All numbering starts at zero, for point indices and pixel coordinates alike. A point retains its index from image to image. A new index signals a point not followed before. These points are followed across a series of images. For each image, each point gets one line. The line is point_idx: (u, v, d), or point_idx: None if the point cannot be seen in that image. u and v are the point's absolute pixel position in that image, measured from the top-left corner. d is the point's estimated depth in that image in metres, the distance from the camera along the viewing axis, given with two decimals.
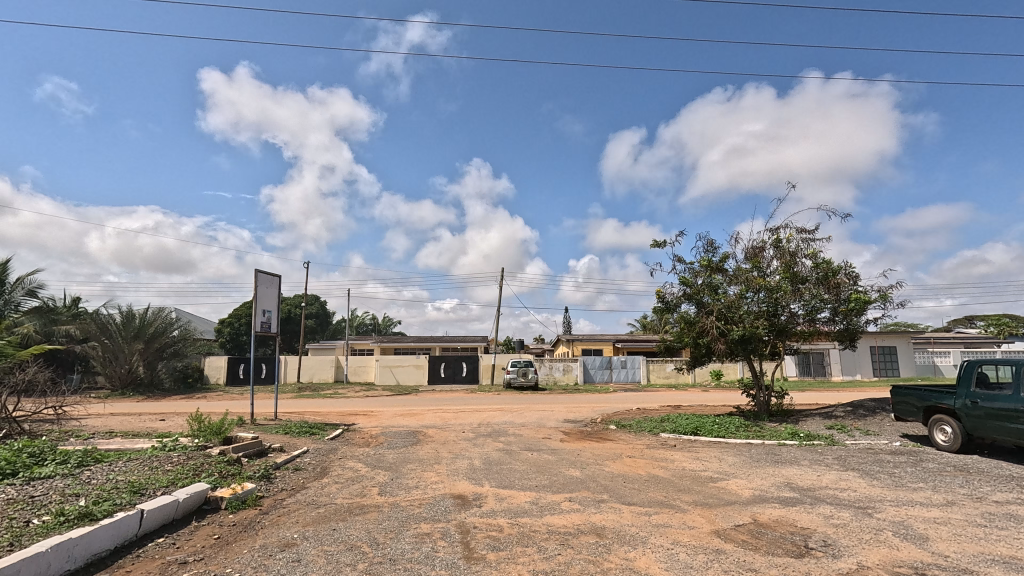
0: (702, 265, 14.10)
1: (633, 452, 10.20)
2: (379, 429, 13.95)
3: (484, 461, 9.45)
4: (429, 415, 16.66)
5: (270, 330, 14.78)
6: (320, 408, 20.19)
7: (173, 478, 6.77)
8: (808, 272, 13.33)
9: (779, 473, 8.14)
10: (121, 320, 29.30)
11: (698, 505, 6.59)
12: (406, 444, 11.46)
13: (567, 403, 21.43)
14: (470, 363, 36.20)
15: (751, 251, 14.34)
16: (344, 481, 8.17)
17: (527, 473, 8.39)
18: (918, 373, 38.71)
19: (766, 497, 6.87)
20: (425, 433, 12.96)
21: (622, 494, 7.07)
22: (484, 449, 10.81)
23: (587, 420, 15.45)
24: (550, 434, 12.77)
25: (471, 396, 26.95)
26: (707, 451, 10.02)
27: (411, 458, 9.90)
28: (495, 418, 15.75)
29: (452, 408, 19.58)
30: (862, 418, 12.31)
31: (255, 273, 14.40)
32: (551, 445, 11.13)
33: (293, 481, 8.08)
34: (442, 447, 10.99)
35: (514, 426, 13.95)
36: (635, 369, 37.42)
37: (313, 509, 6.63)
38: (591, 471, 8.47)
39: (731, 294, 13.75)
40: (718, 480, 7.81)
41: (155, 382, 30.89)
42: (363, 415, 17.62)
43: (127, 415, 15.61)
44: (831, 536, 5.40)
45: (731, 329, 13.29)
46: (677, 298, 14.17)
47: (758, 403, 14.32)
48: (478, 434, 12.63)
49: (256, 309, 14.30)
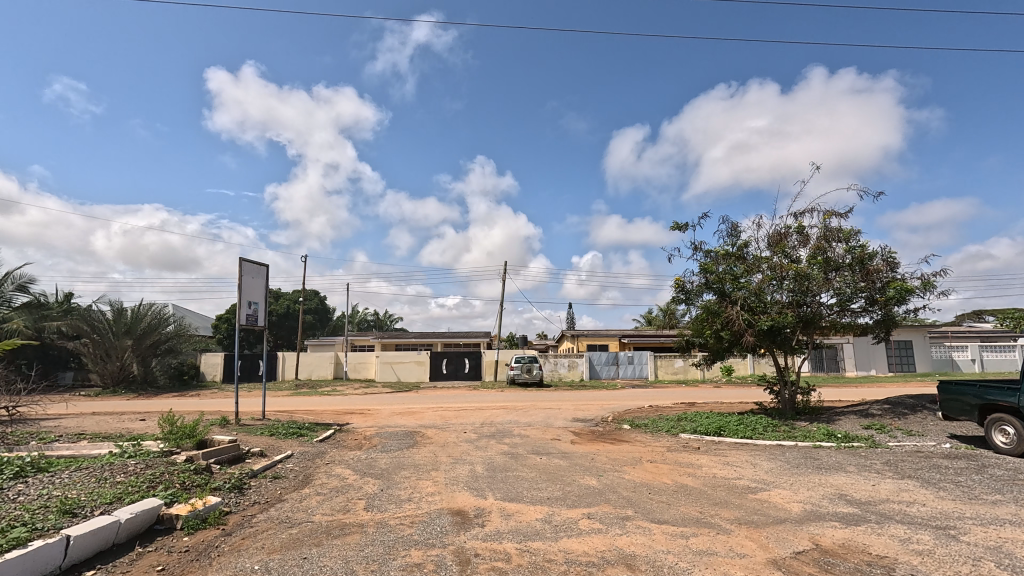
0: (723, 252, 13.12)
1: (653, 456, 9.12)
2: (374, 429, 12.91)
3: (488, 467, 8.42)
4: (428, 414, 15.68)
5: (256, 324, 13.75)
6: (314, 406, 19.23)
7: (121, 493, 5.76)
8: (842, 257, 12.27)
9: (827, 482, 7.08)
10: (112, 315, 28.37)
11: (743, 523, 5.52)
12: (401, 447, 10.40)
13: (574, 401, 20.36)
14: (472, 359, 35.21)
15: (775, 236, 13.28)
16: (328, 492, 7.13)
17: (537, 481, 7.37)
18: (934, 367, 37.52)
19: (821, 513, 5.82)
20: (423, 434, 11.95)
21: (648, 510, 6.02)
22: (487, 452, 9.77)
23: (597, 419, 14.39)
24: (558, 434, 11.69)
25: (474, 393, 25.98)
26: (736, 455, 8.93)
27: (406, 463, 8.88)
28: (499, 417, 14.74)
29: (453, 406, 18.58)
30: (902, 416, 11.25)
31: (239, 262, 13.35)
32: (561, 448, 10.08)
33: (269, 492, 7.07)
34: (441, 450, 9.97)
35: (519, 426, 12.93)
36: (642, 364, 36.33)
37: (285, 530, 5.59)
38: (610, 479, 7.41)
39: (756, 282, 12.72)
40: (758, 491, 6.74)
41: (150, 380, 29.93)
42: (359, 414, 16.61)
43: (106, 415, 14.63)
44: (919, 569, 4.33)
45: (758, 320, 12.23)
46: (697, 288, 13.14)
47: (783, 400, 13.28)
48: (481, 435, 11.60)
49: (241, 301, 13.25)
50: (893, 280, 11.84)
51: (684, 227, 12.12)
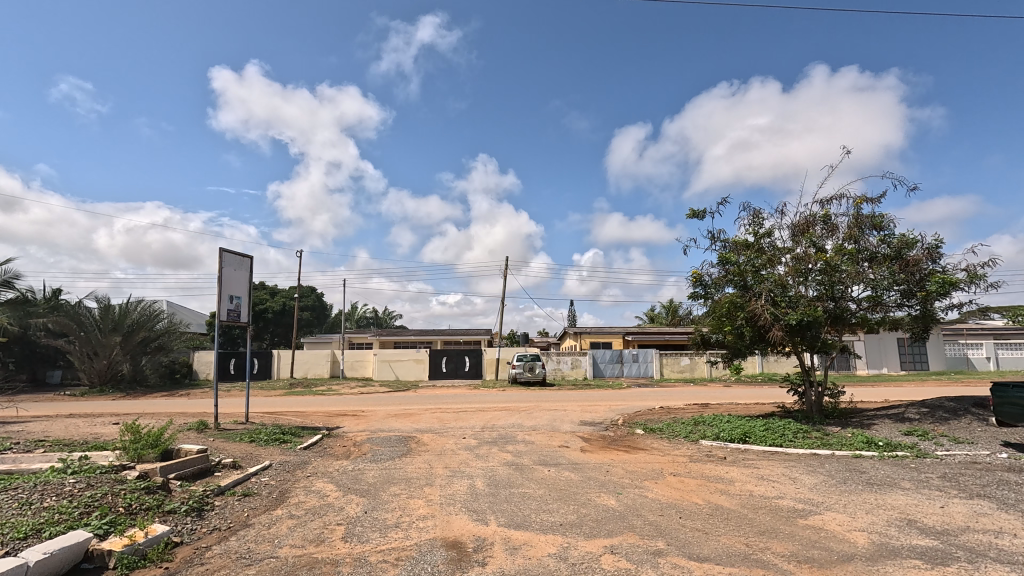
0: (742, 242, 12.21)
1: (676, 468, 8.07)
2: (366, 434, 11.89)
3: (489, 481, 7.39)
4: (426, 417, 14.69)
5: (239, 320, 12.73)
6: (305, 407, 18.25)
7: (40, 524, 4.74)
8: (876, 248, 11.24)
9: (887, 504, 6.04)
10: (99, 312, 27.38)
11: (803, 562, 4.50)
12: (393, 456, 9.34)
13: (580, 402, 19.34)
14: (472, 356, 34.24)
15: (800, 224, 12.24)
16: (302, 515, 6.09)
17: (547, 501, 6.35)
18: (949, 366, 36.48)
19: (894, 548, 4.80)
20: (419, 439, 10.96)
21: (683, 542, 4.98)
22: (488, 462, 8.73)
23: (606, 422, 13.38)
24: (566, 441, 10.65)
25: (474, 392, 25.00)
26: (770, 468, 7.88)
27: (397, 476, 7.86)
28: (501, 420, 13.70)
29: (453, 408, 17.61)
30: (943, 421, 10.17)
31: (219, 252, 12.34)
32: (571, 457, 9.03)
33: (234, 515, 6.06)
34: (438, 460, 8.93)
35: (523, 430, 11.91)
36: (647, 363, 35.30)
37: (241, 569, 4.55)
38: (631, 499, 6.37)
39: (780, 274, 11.70)
40: (808, 515, 5.70)
41: (139, 378, 29.08)
42: (352, 416, 15.65)
43: (81, 418, 13.67)
44: None
45: (786, 315, 11.17)
46: (716, 281, 12.16)
47: (809, 402, 12.30)
48: (481, 442, 10.57)
49: (221, 294, 12.22)
50: (934, 273, 10.79)
51: (703, 214, 11.10)
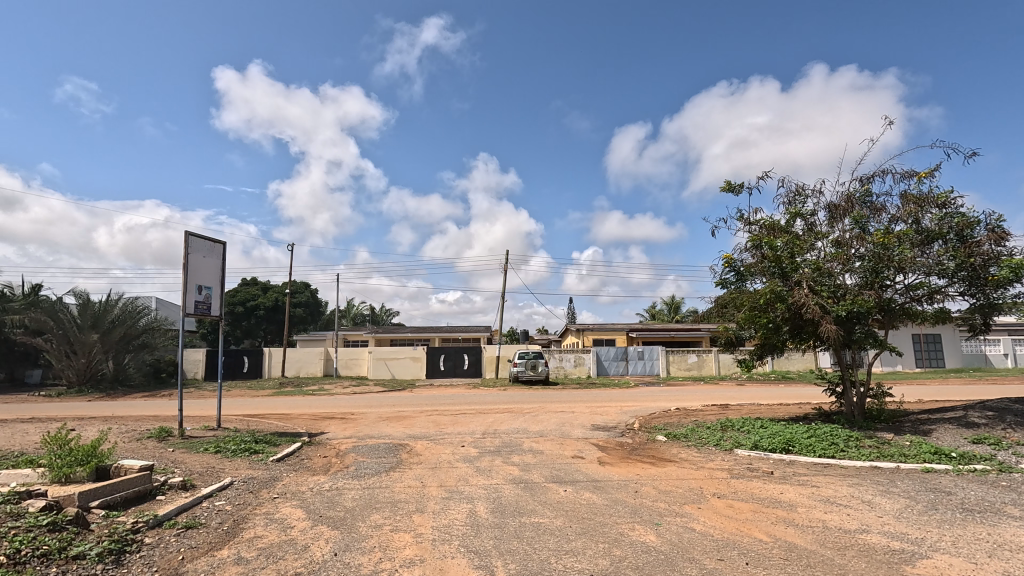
0: (777, 223, 10.96)
1: (718, 488, 6.70)
2: (353, 442, 10.51)
3: (494, 506, 5.99)
4: (421, 421, 13.31)
5: (209, 313, 11.30)
6: (290, 409, 16.88)
7: None
8: (934, 227, 9.75)
9: (1014, 543, 4.64)
10: (78, 308, 25.98)
11: None
12: (379, 470, 7.97)
13: (588, 403, 17.95)
14: (472, 354, 32.82)
15: (840, 204, 10.86)
16: (253, 558, 4.69)
17: (568, 538, 4.95)
18: (966, 363, 35.11)
19: None
20: (411, 448, 9.61)
21: None
22: (492, 479, 7.33)
23: (621, 427, 11.98)
24: (580, 450, 9.27)
25: (473, 392, 23.58)
26: (834, 488, 6.52)
27: (381, 498, 6.47)
28: (503, 424, 12.33)
29: (451, 410, 16.23)
30: (1017, 428, 8.78)
31: (186, 237, 10.93)
32: (588, 471, 7.65)
33: (163, 561, 4.66)
34: (432, 476, 7.53)
35: (528, 437, 10.54)
36: (653, 360, 33.98)
37: None
38: (676, 535, 5.00)
39: (819, 260, 10.38)
40: (916, 562, 4.32)
41: (121, 377, 27.72)
42: (339, 419, 14.28)
43: (33, 423, 12.25)
44: None
45: (832, 306, 9.84)
46: (749, 267, 10.85)
47: (850, 404, 10.93)
48: (483, 451, 9.19)
49: (187, 284, 10.78)
50: (1002, 256, 9.32)
51: (738, 189, 10.03)
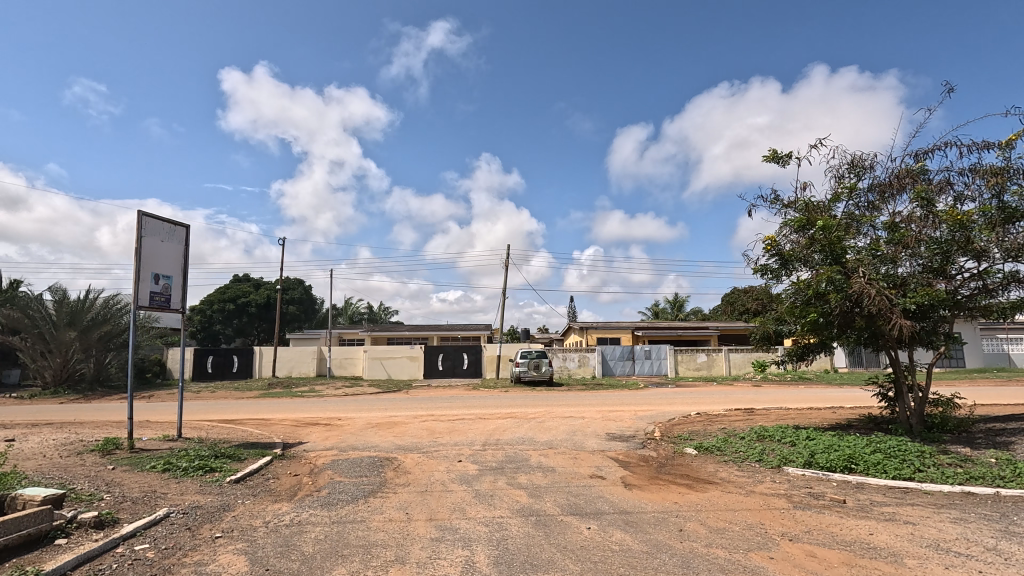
0: (823, 202, 9.47)
1: (786, 525, 5.21)
2: (332, 455, 9.04)
3: (496, 554, 4.53)
4: (413, 428, 11.84)
5: (168, 306, 9.82)
6: (272, 413, 15.45)
7: None
8: (1016, 203, 8.30)
9: None
10: (54, 305, 24.53)
11: None
12: (356, 495, 6.50)
13: (599, 406, 16.42)
14: (471, 354, 31.37)
15: (895, 180, 9.38)
16: None
17: None
18: (988, 363, 33.54)
19: None
20: (397, 465, 8.12)
21: None
22: (494, 510, 5.84)
23: (641, 437, 10.50)
24: (599, 468, 7.80)
25: (472, 394, 22.07)
26: (941, 528, 5.02)
27: (351, 541, 4.97)
28: (507, 434, 10.83)
29: (448, 414, 14.76)
30: None
31: (139, 218, 9.46)
32: (613, 499, 6.16)
33: None
34: (420, 505, 6.05)
35: (535, 451, 9.06)
36: (661, 360, 32.51)
37: None
38: None
39: (876, 244, 8.89)
40: None
41: (101, 377, 26.35)
42: (322, 425, 12.80)
43: None
44: None
45: (897, 298, 8.37)
46: (793, 252, 9.37)
47: (906, 412, 9.35)
48: (483, 469, 7.71)
49: (141, 272, 9.31)
50: None
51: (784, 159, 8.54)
